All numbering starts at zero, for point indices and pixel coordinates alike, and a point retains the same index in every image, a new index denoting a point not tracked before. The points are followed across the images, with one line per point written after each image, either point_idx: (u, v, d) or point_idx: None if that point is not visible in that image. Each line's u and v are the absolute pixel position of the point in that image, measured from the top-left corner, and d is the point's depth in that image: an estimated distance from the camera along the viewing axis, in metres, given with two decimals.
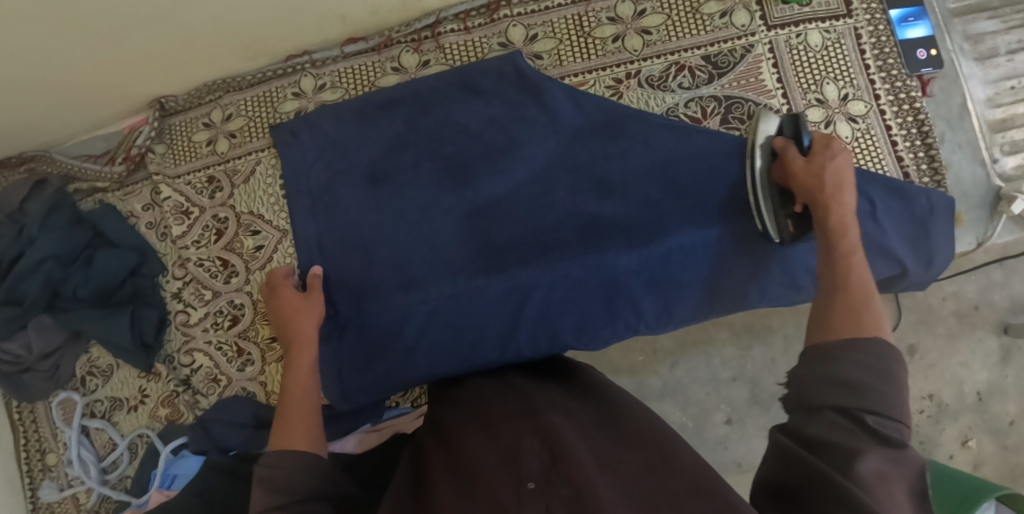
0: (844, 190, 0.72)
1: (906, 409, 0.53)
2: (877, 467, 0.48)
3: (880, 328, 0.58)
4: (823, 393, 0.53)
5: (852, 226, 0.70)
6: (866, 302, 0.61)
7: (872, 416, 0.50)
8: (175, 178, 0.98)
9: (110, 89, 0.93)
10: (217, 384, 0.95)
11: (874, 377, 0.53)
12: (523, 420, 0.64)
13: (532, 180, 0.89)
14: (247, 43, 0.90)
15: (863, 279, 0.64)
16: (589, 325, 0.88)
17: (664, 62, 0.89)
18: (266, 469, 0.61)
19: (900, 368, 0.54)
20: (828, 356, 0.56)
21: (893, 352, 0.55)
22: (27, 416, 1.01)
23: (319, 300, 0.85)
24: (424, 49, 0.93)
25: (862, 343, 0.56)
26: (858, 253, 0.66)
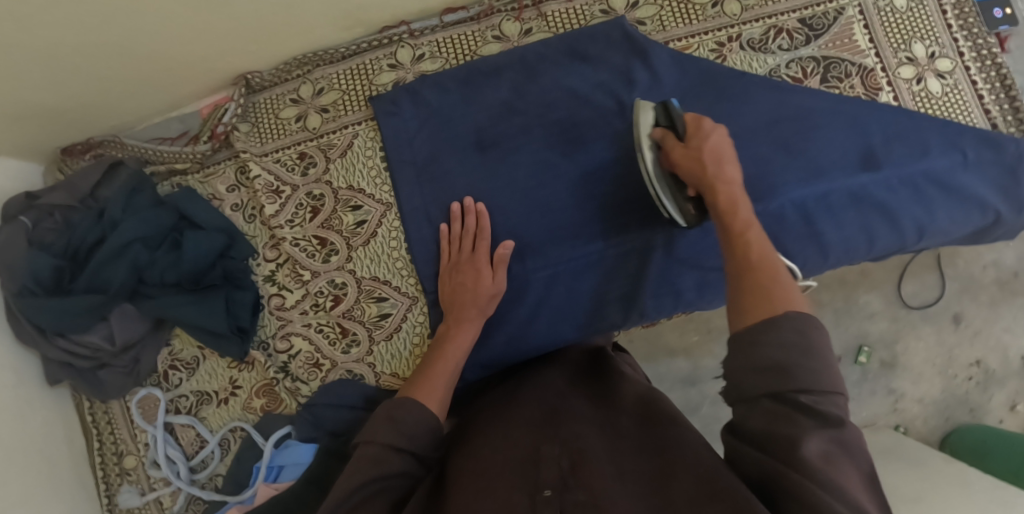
0: (726, 167, 0.71)
1: (838, 375, 0.51)
2: (825, 449, 0.47)
3: (790, 299, 0.56)
4: (760, 383, 0.51)
5: (743, 199, 0.69)
6: (772, 277, 0.59)
7: (805, 395, 0.49)
8: (263, 157, 0.94)
9: (198, 64, 0.89)
10: (319, 369, 0.90)
11: (793, 354, 0.51)
12: (538, 427, 0.64)
13: None
14: (349, 12, 0.87)
15: (765, 254, 0.62)
16: (709, 284, 0.88)
17: (763, 25, 0.92)
18: (397, 410, 0.65)
19: (818, 333, 0.52)
20: (751, 339, 0.54)
21: (811, 323, 0.53)
22: (102, 417, 0.95)
23: (503, 282, 0.82)
24: (526, 17, 0.93)
25: (777, 322, 0.53)
26: (751, 229, 0.65)
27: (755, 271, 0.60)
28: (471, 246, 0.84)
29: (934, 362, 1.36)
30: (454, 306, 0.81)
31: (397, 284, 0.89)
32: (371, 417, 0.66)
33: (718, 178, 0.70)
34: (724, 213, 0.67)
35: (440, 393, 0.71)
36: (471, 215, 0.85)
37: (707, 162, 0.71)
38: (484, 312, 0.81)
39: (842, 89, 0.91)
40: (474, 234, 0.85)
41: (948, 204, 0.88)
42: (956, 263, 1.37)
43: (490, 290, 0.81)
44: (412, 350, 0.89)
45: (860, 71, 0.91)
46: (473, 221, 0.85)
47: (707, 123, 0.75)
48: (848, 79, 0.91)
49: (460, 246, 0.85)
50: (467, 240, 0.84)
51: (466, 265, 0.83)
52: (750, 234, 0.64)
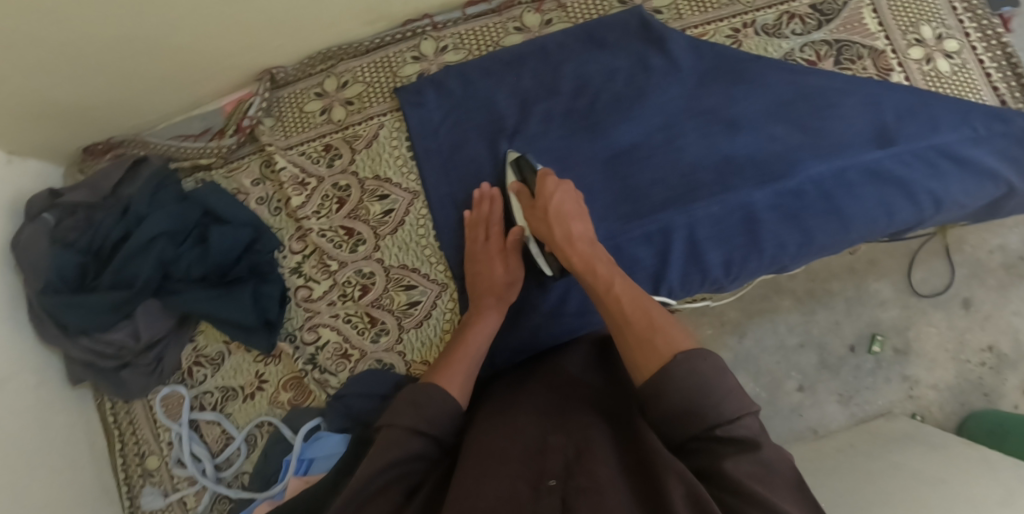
0: (574, 224, 0.78)
1: (744, 396, 0.56)
2: (749, 469, 0.51)
3: (670, 341, 0.62)
4: (678, 428, 0.57)
5: (597, 252, 0.76)
6: (649, 323, 0.65)
7: (720, 429, 0.54)
8: (288, 150, 0.94)
9: (224, 61, 0.91)
10: (348, 359, 0.89)
11: (689, 398, 0.56)
12: (542, 417, 0.64)
13: (666, 125, 0.91)
14: (374, 5, 0.89)
15: (631, 299, 0.69)
16: (736, 261, 0.88)
17: (776, 11, 0.94)
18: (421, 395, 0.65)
19: (701, 365, 0.57)
20: (646, 392, 0.59)
21: (697, 360, 0.58)
22: (124, 417, 0.92)
23: (519, 267, 0.84)
24: (545, 9, 0.95)
25: (666, 369, 0.58)
26: (613, 280, 0.71)
27: (632, 326, 0.65)
28: (485, 234, 0.86)
29: (945, 348, 1.38)
30: (473, 294, 0.83)
31: (427, 271, 0.89)
32: (394, 399, 0.66)
33: (567, 238, 0.77)
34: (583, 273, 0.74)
35: (462, 377, 0.71)
36: (485, 202, 0.86)
37: (556, 226, 0.78)
38: (502, 298, 0.82)
39: (855, 70, 0.93)
40: (488, 221, 0.86)
41: (960, 176, 0.90)
42: (963, 249, 1.39)
43: (507, 279, 0.83)
44: (443, 337, 0.88)
45: (871, 53, 0.94)
46: (487, 207, 0.86)
47: (549, 184, 0.81)
48: (860, 61, 0.94)
49: (475, 234, 0.86)
50: (482, 229, 0.86)
51: (482, 255, 0.84)
52: (615, 289, 0.70)
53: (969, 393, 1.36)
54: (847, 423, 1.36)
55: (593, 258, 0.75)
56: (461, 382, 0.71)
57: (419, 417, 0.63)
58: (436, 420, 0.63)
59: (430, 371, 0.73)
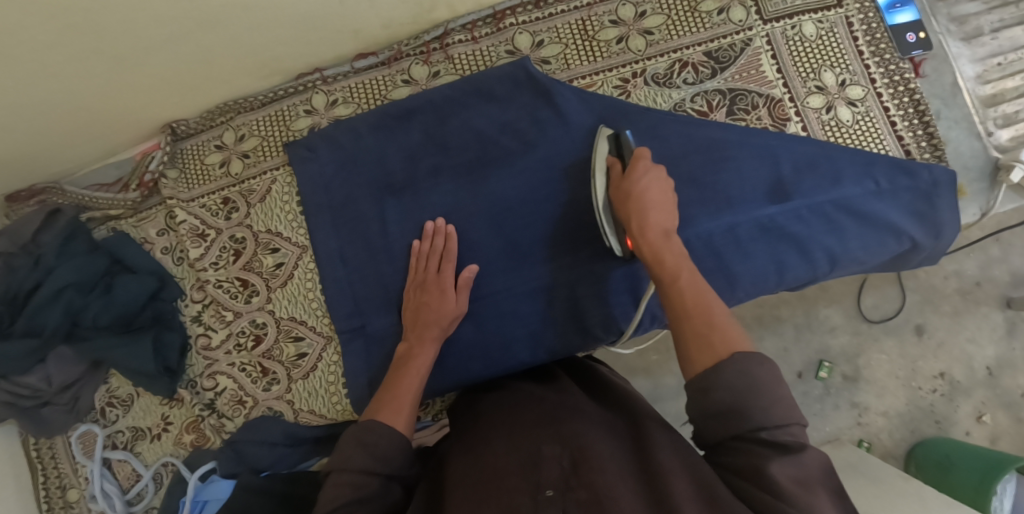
0: (660, 213, 0.74)
1: (792, 405, 0.57)
2: (793, 474, 0.53)
3: (729, 340, 0.61)
4: (717, 426, 0.58)
5: (670, 242, 0.72)
6: (709, 318, 0.64)
7: (764, 430, 0.55)
8: (190, 202, 0.97)
9: (124, 119, 0.94)
10: (243, 406, 0.93)
11: (741, 398, 0.57)
12: (531, 430, 0.67)
13: (552, 179, 0.89)
14: (262, 63, 0.91)
15: (695, 292, 0.66)
16: (615, 318, 0.88)
17: (668, 59, 0.92)
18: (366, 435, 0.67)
19: (757, 371, 0.57)
20: (695, 389, 0.60)
21: (753, 361, 0.58)
22: (47, 452, 1.00)
23: (465, 303, 0.85)
24: (433, 60, 0.95)
25: (719, 367, 0.59)
26: (680, 273, 0.68)
27: (691, 318, 0.64)
28: (436, 266, 0.86)
29: (894, 374, 1.29)
30: (417, 324, 0.82)
31: (313, 323, 0.93)
32: (339, 442, 0.68)
33: (640, 226, 0.73)
34: (655, 257, 0.70)
35: (405, 412, 0.72)
36: (440, 236, 0.87)
37: (634, 211, 0.74)
38: (445, 331, 0.82)
39: (748, 121, 0.90)
40: (441, 254, 0.87)
41: (860, 232, 0.87)
42: (917, 275, 1.31)
43: (452, 312, 0.83)
44: (327, 388, 0.92)
45: (767, 102, 0.91)
46: (441, 241, 0.87)
47: (640, 166, 0.77)
48: (754, 110, 0.91)
49: (426, 264, 0.86)
50: (434, 260, 0.86)
51: (432, 285, 0.85)
52: (679, 282, 0.67)
53: (919, 419, 1.28)
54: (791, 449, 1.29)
55: (671, 251, 0.71)
56: (406, 413, 0.72)
57: (367, 459, 0.65)
58: (391, 461, 0.66)
59: (370, 408, 0.73)
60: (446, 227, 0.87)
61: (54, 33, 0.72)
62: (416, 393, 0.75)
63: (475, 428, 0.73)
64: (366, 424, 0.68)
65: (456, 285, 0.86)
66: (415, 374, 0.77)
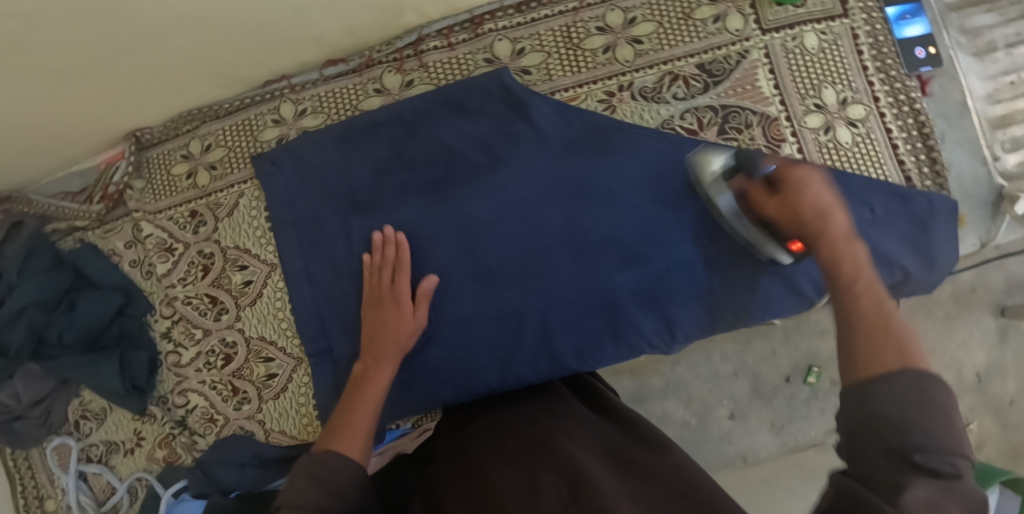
0: (828, 216, 0.69)
1: (962, 431, 0.49)
2: (928, 500, 0.44)
3: (910, 354, 0.54)
4: (865, 435, 0.50)
5: (854, 251, 0.66)
6: (892, 326, 0.57)
7: (920, 454, 0.47)
8: (156, 214, 0.93)
9: (82, 129, 0.89)
10: (214, 424, 0.92)
11: (913, 413, 0.49)
12: (522, 463, 0.65)
13: (523, 199, 0.84)
14: (220, 72, 0.86)
15: (872, 298, 0.61)
16: (588, 348, 0.84)
17: (657, 72, 0.86)
18: (317, 466, 0.64)
19: (933, 388, 0.50)
20: (851, 409, 0.52)
21: (935, 381, 0.51)
22: (22, 463, 0.99)
23: (425, 315, 0.81)
24: (406, 68, 0.88)
25: (889, 377, 0.52)
26: (858, 279, 0.63)
27: (868, 325, 0.58)
28: (390, 278, 0.83)
29: None
30: (373, 343, 0.80)
31: (282, 344, 0.91)
32: (291, 472, 0.65)
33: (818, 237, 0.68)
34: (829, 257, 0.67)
35: (364, 439, 0.70)
36: (390, 246, 0.83)
37: (788, 220, 0.72)
38: (403, 347, 0.79)
39: (741, 141, 0.84)
40: (394, 266, 0.83)
41: None
42: None
43: (410, 326, 0.80)
44: (298, 410, 0.90)
45: (761, 120, 0.85)
46: (392, 252, 0.83)
47: (797, 175, 0.73)
48: (748, 129, 0.85)
49: (379, 277, 0.83)
50: (386, 272, 0.83)
51: (386, 300, 0.82)
52: (856, 292, 0.61)
53: None
54: (776, 452, 1.18)
55: (846, 257, 0.66)
56: (359, 436, 0.70)
57: (319, 495, 0.62)
58: (349, 499, 0.63)
59: (324, 436, 0.70)
60: (413, 246, 0.85)
61: None
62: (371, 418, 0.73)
63: (471, 452, 0.71)
64: (319, 457, 0.65)
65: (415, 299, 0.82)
66: (371, 402, 0.74)
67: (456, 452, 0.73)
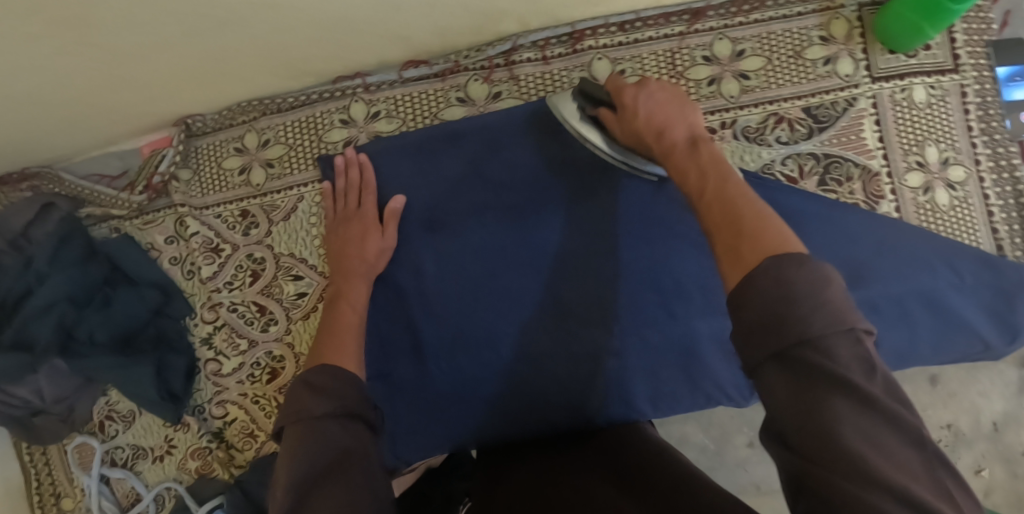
0: (673, 126, 0.60)
1: (845, 310, 0.36)
2: (858, 420, 0.34)
3: (776, 244, 0.41)
4: (750, 343, 0.38)
5: (710, 149, 0.55)
6: (740, 222, 0.45)
7: (811, 349, 0.35)
8: (203, 210, 0.87)
9: (128, 111, 0.80)
10: (254, 439, 0.86)
11: (782, 312, 0.37)
12: (565, 473, 0.63)
13: (613, 235, 0.79)
14: (291, 65, 0.77)
15: (738, 194, 0.48)
16: (666, 397, 0.79)
17: (761, 111, 0.82)
18: (318, 378, 0.60)
19: (795, 273, 0.38)
20: (732, 297, 0.40)
21: (812, 268, 0.38)
22: (40, 458, 0.93)
23: (394, 234, 0.79)
24: (495, 78, 0.82)
25: (755, 271, 0.40)
26: (725, 182, 0.50)
27: (723, 223, 0.46)
28: (356, 200, 0.81)
29: None
30: (341, 267, 0.78)
31: None
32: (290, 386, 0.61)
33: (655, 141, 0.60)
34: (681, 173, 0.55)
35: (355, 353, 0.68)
36: (354, 167, 0.81)
37: (648, 131, 0.62)
38: (374, 267, 0.78)
39: (840, 194, 0.81)
40: (359, 187, 0.81)
41: (933, 330, 0.79)
42: None
43: (376, 246, 0.78)
44: None
45: (862, 174, 0.82)
46: (356, 173, 0.81)
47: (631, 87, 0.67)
48: (848, 182, 0.82)
49: (345, 200, 0.81)
50: (353, 195, 0.81)
51: (353, 221, 0.80)
52: (720, 188, 0.49)
53: None
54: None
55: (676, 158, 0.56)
56: (351, 353, 0.67)
57: (325, 408, 0.56)
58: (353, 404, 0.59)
59: (312, 356, 0.67)
60: (489, 273, 0.80)
61: (41, 27, 0.58)
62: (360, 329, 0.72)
63: (512, 466, 0.69)
64: (317, 369, 0.62)
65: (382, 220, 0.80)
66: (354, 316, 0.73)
67: (492, 470, 0.71)
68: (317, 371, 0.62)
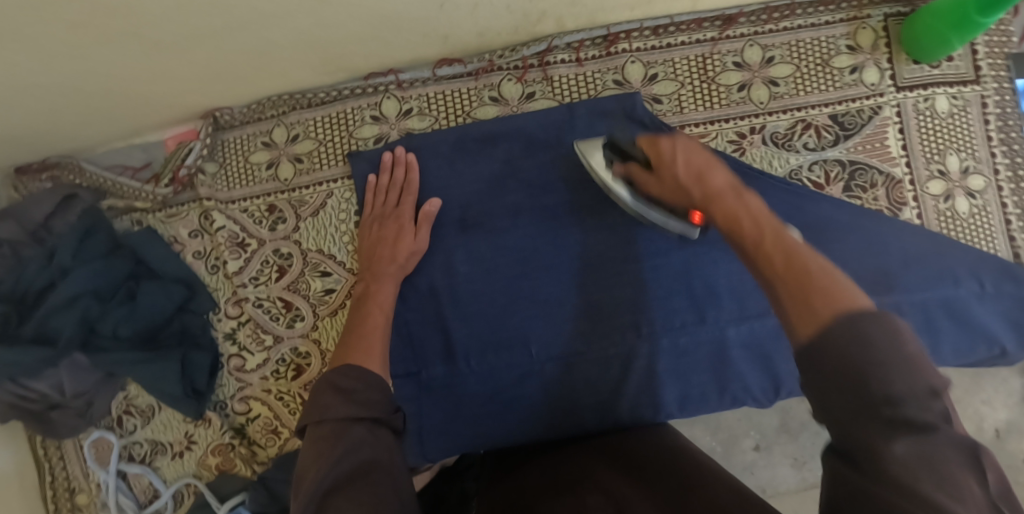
0: (714, 173, 0.58)
1: (919, 364, 0.35)
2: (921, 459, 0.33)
3: (843, 299, 0.39)
4: (822, 390, 0.36)
5: (756, 202, 0.53)
6: (811, 278, 0.42)
7: (885, 403, 0.34)
8: (229, 204, 0.87)
9: (158, 103, 0.80)
10: (278, 436, 0.86)
11: (860, 364, 0.35)
12: (574, 467, 0.64)
13: (643, 238, 0.81)
14: (326, 60, 0.77)
15: (795, 250, 0.46)
16: (693, 398, 0.80)
17: (790, 118, 0.83)
18: (348, 380, 0.61)
19: (871, 326, 0.36)
20: (804, 354, 0.38)
21: (888, 324, 0.36)
22: (55, 452, 0.92)
23: (425, 239, 0.80)
24: (529, 78, 0.83)
25: (829, 327, 0.37)
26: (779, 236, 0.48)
27: (788, 282, 0.44)
28: (396, 200, 0.81)
29: None
30: (370, 263, 0.79)
31: None
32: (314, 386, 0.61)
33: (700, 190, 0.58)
34: (730, 229, 0.53)
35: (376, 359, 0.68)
36: (401, 166, 0.81)
37: (688, 183, 0.60)
38: (403, 268, 0.79)
39: (864, 201, 0.83)
40: (401, 187, 0.81)
41: (957, 336, 0.80)
42: None
43: (409, 248, 0.78)
44: None
45: (887, 181, 0.83)
46: (402, 173, 0.81)
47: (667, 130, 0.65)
48: (872, 189, 0.83)
49: (384, 198, 0.81)
50: (393, 194, 0.81)
51: (389, 220, 0.80)
52: (776, 247, 0.47)
53: None
54: (796, 489, 0.95)
55: (724, 205, 0.55)
56: (376, 355, 0.68)
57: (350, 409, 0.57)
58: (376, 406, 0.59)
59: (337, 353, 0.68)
60: (521, 273, 0.81)
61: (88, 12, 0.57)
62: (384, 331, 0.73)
63: (524, 465, 0.70)
64: (343, 369, 0.63)
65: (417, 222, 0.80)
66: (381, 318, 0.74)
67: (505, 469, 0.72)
68: (342, 370, 0.63)
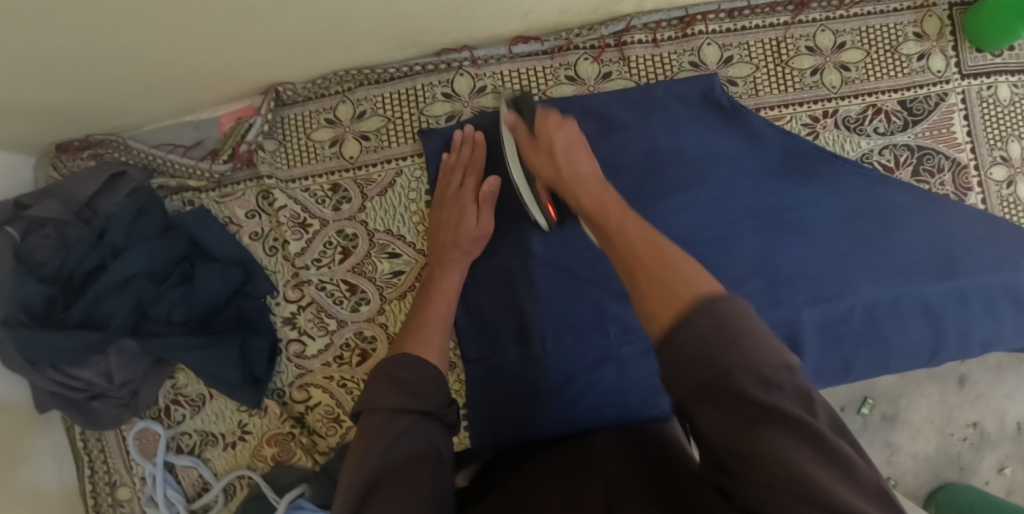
0: (585, 179, 0.61)
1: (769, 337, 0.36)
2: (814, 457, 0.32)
3: (687, 277, 0.40)
4: (681, 382, 0.35)
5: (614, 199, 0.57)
6: (664, 258, 0.44)
7: (759, 379, 0.34)
8: (289, 183, 0.83)
9: (224, 75, 0.76)
10: (340, 425, 0.83)
11: (715, 340, 0.35)
12: (596, 453, 0.61)
13: (722, 220, 0.80)
14: (405, 33, 0.75)
15: (645, 235, 0.49)
16: None
17: (861, 102, 0.84)
18: (402, 370, 0.57)
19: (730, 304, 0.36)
20: (657, 346, 0.37)
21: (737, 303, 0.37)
22: (94, 445, 0.86)
23: (489, 221, 0.77)
24: (605, 58, 0.82)
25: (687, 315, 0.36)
26: (625, 220, 0.52)
27: (637, 257, 0.46)
28: (460, 180, 0.79)
29: (927, 418, 0.92)
30: (434, 245, 0.77)
31: None
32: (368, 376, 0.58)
33: (569, 171, 0.61)
34: (596, 220, 0.55)
35: (434, 348, 0.64)
36: (468, 145, 0.79)
37: (558, 156, 0.63)
38: (466, 252, 0.76)
39: (932, 185, 0.84)
40: (467, 166, 0.79)
41: (1017, 319, 0.80)
42: None
43: (472, 231, 0.76)
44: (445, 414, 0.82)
45: (952, 167, 0.85)
46: (468, 151, 0.79)
47: (549, 121, 0.65)
48: (939, 174, 0.84)
49: (449, 178, 0.79)
50: (457, 174, 0.78)
51: (452, 200, 0.78)
52: (629, 230, 0.50)
53: (940, 461, 0.93)
54: None
55: (590, 195, 0.58)
56: (434, 347, 0.65)
57: (402, 398, 0.54)
58: (432, 400, 0.56)
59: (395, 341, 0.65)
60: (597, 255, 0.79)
61: None
62: (446, 320, 0.70)
63: (542, 454, 0.67)
64: (398, 360, 0.59)
65: (478, 203, 0.77)
66: (440, 302, 0.71)
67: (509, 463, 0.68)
68: (399, 359, 0.60)
